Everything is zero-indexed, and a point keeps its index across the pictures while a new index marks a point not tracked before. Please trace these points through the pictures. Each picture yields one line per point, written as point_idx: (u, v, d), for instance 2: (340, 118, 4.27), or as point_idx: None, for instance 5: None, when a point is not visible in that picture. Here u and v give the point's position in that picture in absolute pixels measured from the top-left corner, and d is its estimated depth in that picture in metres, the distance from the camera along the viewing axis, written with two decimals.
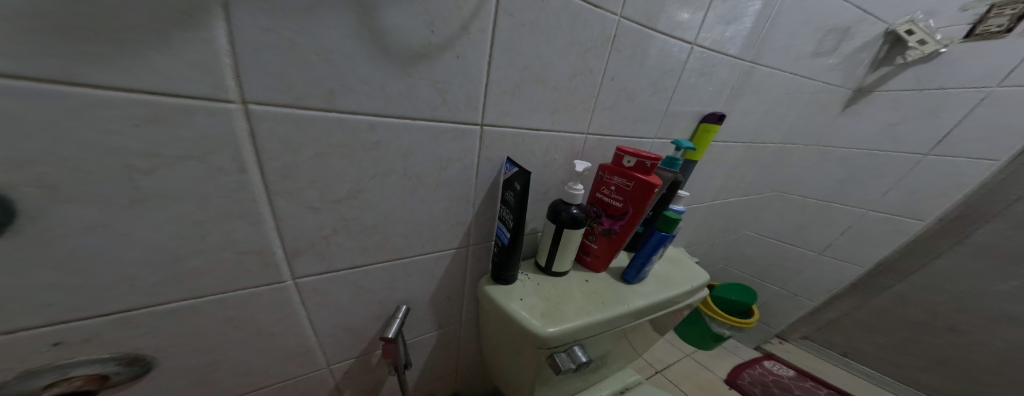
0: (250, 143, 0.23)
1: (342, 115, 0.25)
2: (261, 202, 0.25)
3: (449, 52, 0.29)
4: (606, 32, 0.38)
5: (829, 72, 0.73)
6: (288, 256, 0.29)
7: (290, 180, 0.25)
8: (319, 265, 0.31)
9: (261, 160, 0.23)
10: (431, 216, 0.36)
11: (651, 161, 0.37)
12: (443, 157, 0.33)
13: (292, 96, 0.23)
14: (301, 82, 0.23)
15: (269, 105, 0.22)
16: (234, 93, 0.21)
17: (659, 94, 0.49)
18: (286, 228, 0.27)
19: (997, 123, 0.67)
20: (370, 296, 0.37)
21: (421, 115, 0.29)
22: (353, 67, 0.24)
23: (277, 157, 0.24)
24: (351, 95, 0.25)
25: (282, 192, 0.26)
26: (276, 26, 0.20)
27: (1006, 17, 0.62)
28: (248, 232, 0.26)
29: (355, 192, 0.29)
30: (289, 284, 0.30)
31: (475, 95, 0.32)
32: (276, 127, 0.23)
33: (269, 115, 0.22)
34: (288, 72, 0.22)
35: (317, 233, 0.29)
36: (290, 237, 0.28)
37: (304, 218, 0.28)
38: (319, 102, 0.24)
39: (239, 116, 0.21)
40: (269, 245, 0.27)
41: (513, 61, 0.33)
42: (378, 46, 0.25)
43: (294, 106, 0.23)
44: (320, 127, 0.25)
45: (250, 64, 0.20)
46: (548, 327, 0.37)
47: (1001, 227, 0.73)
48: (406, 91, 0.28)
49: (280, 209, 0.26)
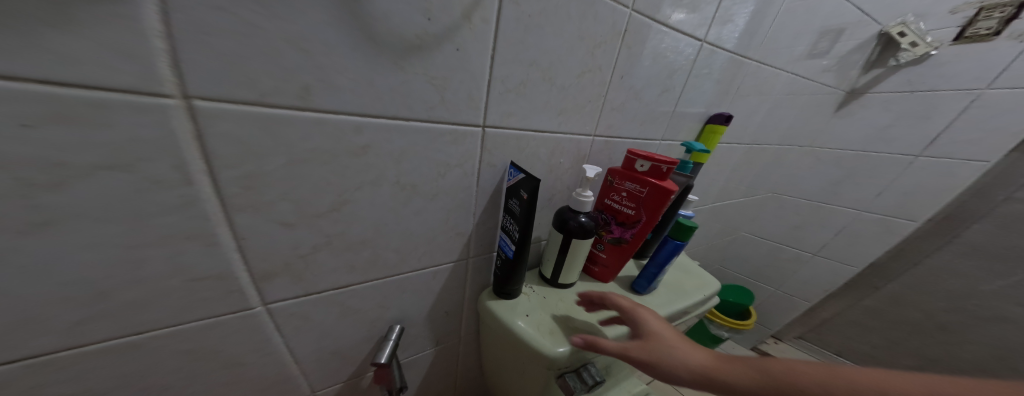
0: (199, 148, 0.18)
1: (319, 115, 0.21)
2: (219, 219, 0.21)
3: (447, 44, 0.25)
4: (616, 27, 0.35)
5: (822, 73, 0.72)
6: (258, 279, 0.24)
7: (255, 193, 0.21)
8: (297, 287, 0.27)
9: (214, 168, 0.19)
10: (428, 227, 0.32)
11: (666, 166, 0.34)
12: (441, 162, 0.30)
13: (251, 91, 0.19)
14: (265, 75, 0.19)
15: (220, 101, 0.18)
16: (173, 85, 0.17)
17: (667, 93, 0.47)
18: (253, 247, 0.23)
19: (988, 124, 0.68)
20: (359, 317, 0.33)
21: (416, 115, 0.26)
22: (332, 58, 0.20)
23: (236, 165, 0.20)
24: (331, 92, 0.21)
25: (245, 206, 0.21)
26: (231, 6, 0.16)
27: (995, 20, 0.63)
28: (204, 255, 0.21)
29: (339, 204, 0.25)
30: (260, 311, 0.26)
31: (477, 93, 0.29)
32: (232, 128, 0.19)
33: (222, 114, 0.18)
34: (247, 62, 0.18)
35: (293, 251, 0.25)
36: (258, 259, 0.24)
37: (275, 236, 0.24)
38: (288, 99, 0.20)
39: (181, 114, 0.17)
40: (232, 269, 0.23)
41: (519, 57, 0.30)
42: (364, 34, 0.21)
43: (255, 103, 0.19)
44: (291, 129, 0.21)
45: (193, 50, 0.16)
46: (555, 346, 0.34)
47: (987, 227, 0.74)
48: (398, 89, 0.24)
49: (243, 226, 0.22)
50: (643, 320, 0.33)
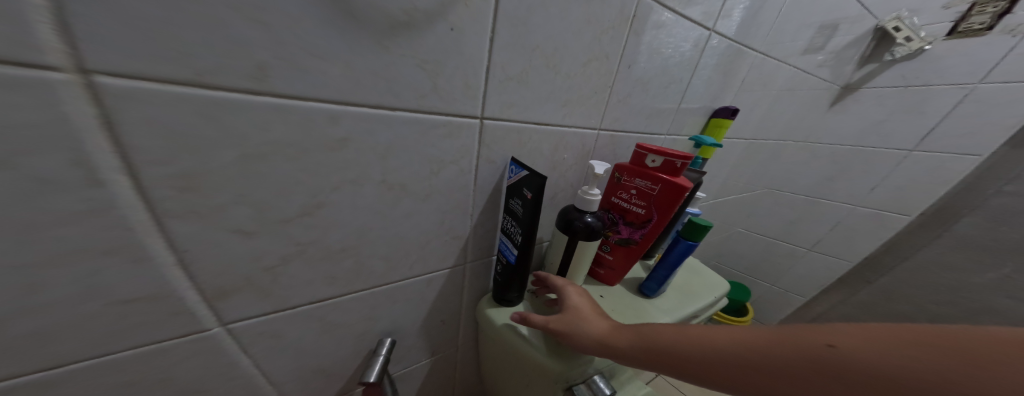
0: (108, 139, 0.15)
1: (278, 101, 0.18)
2: (149, 228, 0.17)
3: (440, 22, 0.22)
4: (625, 12, 0.32)
5: (817, 68, 0.71)
6: (212, 297, 0.21)
7: (201, 196, 0.18)
8: (263, 303, 0.23)
9: (136, 165, 0.16)
10: (420, 231, 0.29)
11: (680, 161, 0.32)
12: (434, 159, 0.26)
13: (179, 67, 0.15)
14: (200, 48, 0.15)
15: (134, 78, 0.14)
16: (61, 55, 0.13)
17: (674, 85, 0.45)
18: (203, 260, 0.19)
19: (981, 118, 0.68)
20: (344, 331, 0.30)
21: (403, 105, 0.22)
22: (293, 31, 0.17)
23: (165, 162, 0.16)
24: (292, 73, 0.17)
25: (184, 213, 0.18)
26: None
27: (987, 15, 0.63)
28: (132, 271, 0.18)
29: (312, 207, 0.22)
30: (219, 332, 0.22)
31: (475, 80, 0.25)
32: (154, 114, 0.15)
33: (138, 94, 0.14)
34: (173, 30, 0.14)
35: (254, 264, 0.21)
36: (208, 275, 0.20)
37: (230, 247, 0.20)
38: (234, 80, 0.16)
39: (76, 93, 0.13)
40: (173, 287, 0.19)
41: (522, 40, 0.27)
42: (338, 3, 0.17)
43: (188, 83, 0.15)
44: (239, 117, 0.17)
45: (90, 10, 0.12)
46: (562, 361, 0.32)
47: (979, 220, 0.67)
48: (382, 73, 0.20)
49: (184, 237, 0.18)
50: (566, 293, 0.33)
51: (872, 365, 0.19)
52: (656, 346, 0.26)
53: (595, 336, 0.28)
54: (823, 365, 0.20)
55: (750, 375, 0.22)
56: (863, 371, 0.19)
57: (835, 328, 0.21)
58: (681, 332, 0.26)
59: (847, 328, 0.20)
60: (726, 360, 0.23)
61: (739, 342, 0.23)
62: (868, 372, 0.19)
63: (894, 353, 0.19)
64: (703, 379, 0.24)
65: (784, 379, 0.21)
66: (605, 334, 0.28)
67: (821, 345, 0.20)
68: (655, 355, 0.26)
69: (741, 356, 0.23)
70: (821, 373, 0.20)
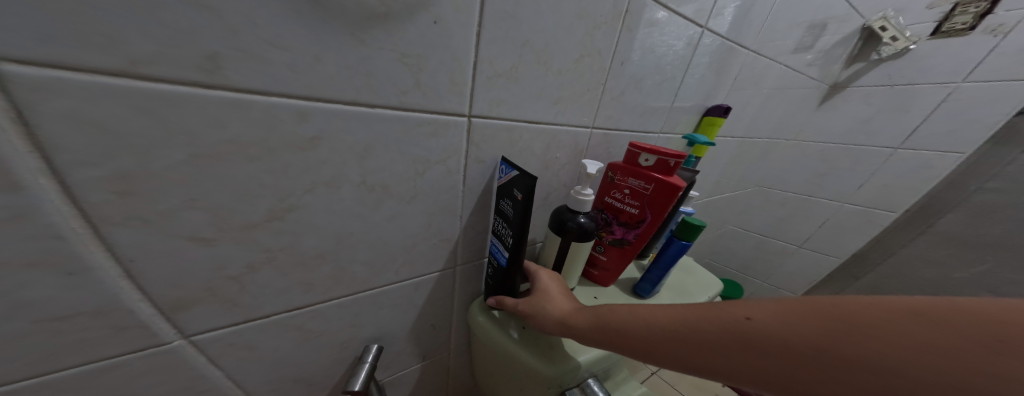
0: (23, 136, 0.13)
1: (234, 95, 0.16)
2: (85, 236, 0.16)
3: (421, 13, 0.21)
4: (618, 6, 0.32)
5: (806, 67, 0.72)
6: (168, 308, 0.19)
7: (148, 200, 0.16)
8: (230, 314, 0.22)
9: (61, 166, 0.14)
10: (406, 234, 0.28)
11: (674, 159, 0.31)
12: (419, 159, 0.25)
13: (106, 55, 0.13)
14: (135, 35, 0.13)
15: (51, 67, 0.12)
16: None
17: (667, 83, 0.44)
18: (156, 269, 0.18)
19: (964, 116, 0.69)
20: (325, 340, 0.28)
21: (382, 102, 0.21)
22: (250, 18, 0.15)
23: (98, 162, 0.14)
24: (249, 65, 0.16)
25: (128, 220, 0.16)
26: None
27: (969, 15, 0.64)
28: (70, 284, 0.16)
29: (282, 210, 0.21)
30: (180, 345, 0.21)
31: (461, 76, 0.24)
32: (77, 108, 0.13)
33: (57, 85, 0.13)
34: (98, 12, 0.12)
35: (217, 273, 0.20)
36: (161, 286, 0.19)
37: (186, 255, 0.19)
38: (176, 70, 0.14)
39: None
40: (120, 300, 0.18)
41: (511, 34, 0.26)
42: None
43: (121, 73, 0.14)
44: (185, 113, 0.15)
45: None
46: (553, 364, 0.31)
47: (959, 217, 0.74)
48: (357, 67, 0.19)
49: (128, 245, 0.17)
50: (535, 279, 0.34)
51: (779, 333, 0.20)
52: (607, 322, 0.27)
53: (557, 317, 0.29)
54: (741, 336, 0.21)
55: (684, 349, 0.23)
56: (775, 339, 0.20)
57: (752, 301, 0.22)
58: (628, 308, 0.27)
59: (765, 301, 0.21)
60: (663, 334, 0.24)
61: (675, 317, 0.24)
62: (778, 340, 0.20)
63: (798, 319, 0.20)
64: (646, 354, 0.25)
65: (712, 351, 0.22)
66: (566, 315, 0.29)
67: (738, 317, 0.22)
68: (604, 331, 0.27)
69: (676, 331, 0.24)
70: (739, 341, 0.21)
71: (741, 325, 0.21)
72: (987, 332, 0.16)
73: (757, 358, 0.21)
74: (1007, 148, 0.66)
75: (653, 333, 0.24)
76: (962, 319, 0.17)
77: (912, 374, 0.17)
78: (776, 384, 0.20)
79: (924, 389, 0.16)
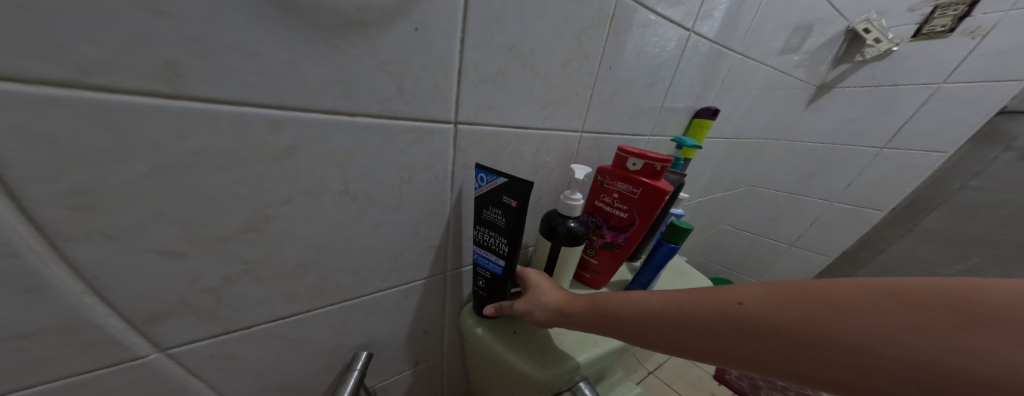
0: None
1: (200, 105, 0.16)
2: (45, 253, 0.15)
3: (401, 20, 0.20)
4: (603, 10, 0.32)
5: (794, 68, 0.73)
6: (143, 322, 0.19)
7: (112, 216, 0.16)
8: (207, 326, 0.21)
9: (16, 184, 0.14)
10: (392, 242, 0.28)
11: (661, 164, 0.31)
12: (403, 166, 0.25)
13: (58, 65, 0.13)
14: (89, 45, 0.13)
15: None
16: None
17: (656, 85, 0.45)
18: (125, 283, 0.18)
19: (945, 116, 0.70)
20: (312, 348, 0.28)
21: (361, 109, 0.21)
22: (218, 27, 0.15)
23: (57, 178, 0.14)
24: (215, 74, 0.15)
25: (91, 235, 0.16)
26: None
27: (949, 17, 0.66)
28: (32, 303, 0.16)
29: (260, 221, 0.20)
30: (156, 359, 0.20)
31: (445, 83, 0.24)
32: (27, 122, 0.13)
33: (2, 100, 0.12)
34: (44, 23, 0.12)
35: (192, 286, 0.20)
36: (131, 299, 0.18)
37: (157, 269, 0.18)
38: (135, 79, 0.14)
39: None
40: (89, 316, 0.17)
41: (495, 40, 0.26)
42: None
43: (73, 85, 0.13)
44: (148, 125, 0.15)
45: None
46: (545, 368, 0.31)
47: (944, 215, 0.75)
48: (334, 75, 0.19)
49: (95, 261, 0.16)
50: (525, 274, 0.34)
51: (771, 318, 0.21)
52: (604, 310, 0.28)
53: (553, 305, 0.30)
54: (734, 321, 0.22)
55: (678, 333, 0.24)
56: (765, 324, 0.21)
57: (747, 287, 0.22)
58: (624, 296, 0.28)
59: (754, 287, 0.22)
60: (657, 320, 0.25)
61: (669, 303, 0.25)
62: (768, 325, 0.21)
63: (791, 304, 0.21)
64: (641, 339, 0.26)
65: (703, 335, 0.23)
66: (563, 303, 0.30)
67: (732, 303, 0.22)
68: (601, 318, 0.28)
69: (671, 316, 0.24)
70: (732, 325, 0.22)
71: (734, 310, 0.22)
72: (963, 313, 0.17)
73: (748, 341, 0.21)
74: (989, 146, 0.68)
75: (648, 318, 0.25)
76: (945, 301, 0.18)
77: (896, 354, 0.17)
78: (763, 365, 0.21)
79: (902, 366, 0.17)
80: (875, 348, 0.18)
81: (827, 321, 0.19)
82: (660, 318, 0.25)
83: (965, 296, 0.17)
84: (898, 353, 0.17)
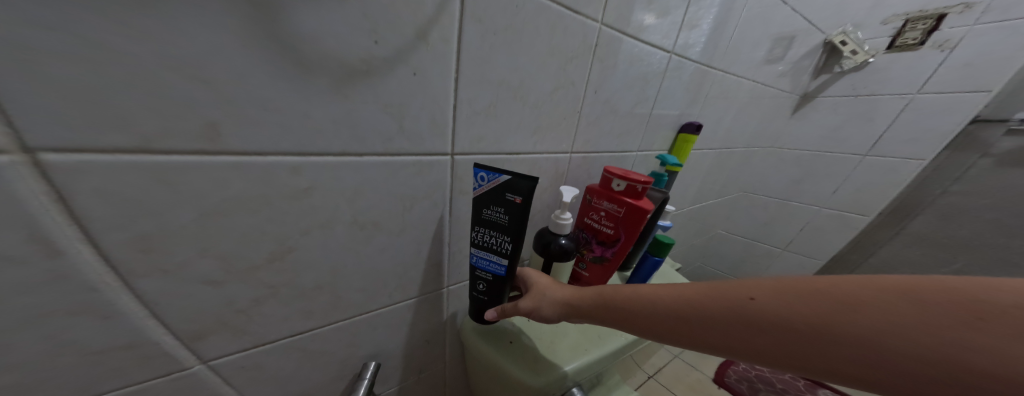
0: (62, 212, 0.15)
1: (237, 159, 0.18)
2: (114, 286, 0.18)
3: (401, 68, 0.23)
4: (587, 40, 0.34)
5: (779, 78, 0.76)
6: (187, 340, 0.21)
7: (161, 255, 0.18)
8: (240, 341, 0.24)
9: (92, 233, 0.16)
10: (397, 263, 0.30)
11: (642, 185, 0.33)
12: (406, 196, 0.27)
13: (128, 135, 0.15)
14: (149, 117, 0.15)
15: (82, 152, 0.15)
16: (4, 138, 0.13)
17: (641, 104, 0.47)
18: (172, 310, 0.20)
19: (923, 124, 0.74)
20: (328, 361, 0.30)
21: (371, 149, 0.23)
22: (249, 91, 0.17)
23: (124, 226, 0.17)
24: (247, 130, 0.18)
25: (147, 270, 0.18)
26: (101, 41, 0.14)
27: (919, 31, 0.69)
28: (101, 327, 0.18)
29: (282, 252, 0.23)
30: (200, 369, 0.23)
31: (443, 119, 0.27)
32: (104, 185, 0.15)
33: (85, 169, 0.15)
34: (119, 103, 0.15)
35: (227, 308, 0.22)
36: (179, 319, 0.20)
37: (196, 297, 0.20)
38: (186, 140, 0.17)
39: (24, 175, 0.14)
40: (145, 336, 0.20)
41: (487, 76, 0.28)
42: (290, 59, 0.18)
43: (139, 150, 0.16)
44: (194, 178, 0.17)
45: (30, 96, 0.13)
46: (538, 375, 0.32)
47: (929, 218, 0.77)
48: (343, 121, 0.21)
49: (151, 292, 0.19)
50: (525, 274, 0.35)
51: (780, 311, 0.22)
52: (619, 308, 0.29)
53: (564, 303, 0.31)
54: (745, 314, 0.23)
55: (691, 328, 0.25)
56: (775, 318, 0.22)
57: (758, 283, 0.24)
58: (631, 290, 0.29)
59: (764, 281, 0.24)
60: (673, 316, 0.26)
61: (683, 299, 0.26)
62: (777, 318, 0.22)
63: (800, 299, 0.22)
64: (655, 334, 0.27)
65: (714, 328, 0.24)
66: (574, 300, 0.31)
67: (744, 298, 0.24)
68: (617, 315, 0.29)
69: (685, 312, 0.26)
70: (742, 318, 0.23)
71: (746, 304, 0.24)
72: (969, 311, 0.19)
73: (757, 333, 0.23)
74: (964, 153, 0.71)
75: (663, 315, 0.26)
76: (949, 298, 0.19)
77: (899, 346, 0.19)
78: (769, 356, 0.23)
79: (900, 356, 0.19)
80: (884, 342, 0.19)
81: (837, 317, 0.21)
82: (676, 313, 0.26)
83: (969, 294, 0.19)
84: (899, 344, 0.19)
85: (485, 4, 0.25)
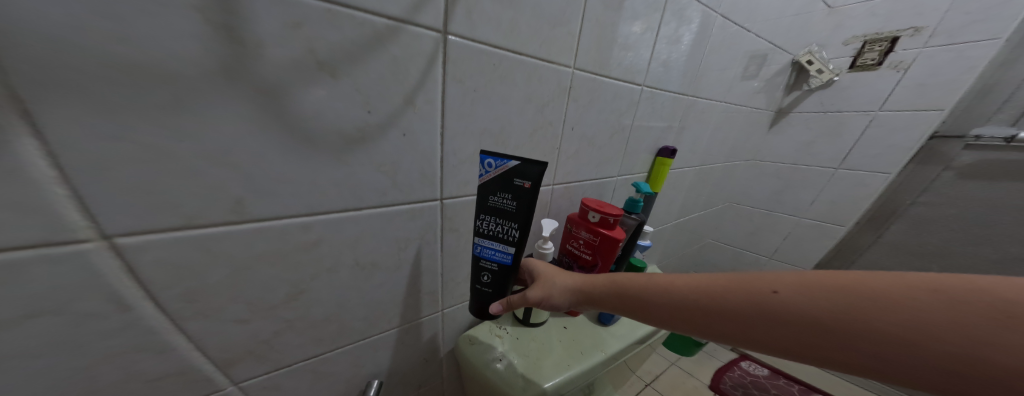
0: (129, 278, 0.19)
1: (262, 223, 0.22)
2: (168, 328, 0.21)
3: (392, 130, 0.27)
4: (561, 84, 0.38)
5: (754, 94, 0.82)
6: (221, 367, 0.24)
7: (201, 303, 0.22)
8: (264, 365, 0.26)
9: (150, 291, 0.20)
10: (396, 294, 0.33)
11: (614, 217, 0.37)
12: (401, 238, 0.30)
13: (181, 215, 0.19)
14: (196, 197, 0.19)
15: (146, 232, 0.18)
16: (88, 229, 0.17)
17: (618, 134, 0.51)
18: (209, 345, 0.23)
19: (886, 140, 0.78)
20: (338, 384, 0.32)
21: (372, 200, 0.27)
22: (272, 166, 0.21)
23: (172, 285, 0.20)
24: (271, 198, 0.22)
25: (191, 315, 0.22)
26: (165, 145, 0.18)
27: (876, 52, 0.75)
28: (156, 363, 0.21)
29: (296, 293, 0.26)
30: (232, 390, 0.26)
31: (431, 169, 0.30)
32: (162, 255, 0.19)
33: (148, 245, 0.19)
34: (176, 189, 0.19)
35: (252, 340, 0.25)
36: (217, 351, 0.24)
37: (227, 334, 0.24)
38: (222, 211, 0.20)
39: (104, 254, 0.18)
40: (187, 368, 0.23)
41: (469, 127, 0.32)
42: (300, 137, 0.22)
43: (188, 225, 0.20)
44: (228, 243, 0.21)
45: (111, 196, 0.17)
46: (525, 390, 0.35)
47: (902, 227, 0.82)
48: (344, 181, 0.25)
49: (195, 331, 0.22)
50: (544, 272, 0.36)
51: (798, 305, 0.24)
52: (646, 302, 0.30)
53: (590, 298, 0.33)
54: (765, 306, 0.25)
55: (710, 317, 0.27)
56: (799, 310, 0.24)
57: (781, 277, 0.25)
58: (648, 280, 0.31)
59: (787, 277, 0.25)
60: (695, 309, 0.28)
61: (707, 293, 0.27)
62: (797, 311, 0.24)
63: (824, 294, 0.23)
64: (678, 325, 0.29)
65: (733, 319, 0.26)
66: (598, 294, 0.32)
67: (766, 292, 0.25)
68: (642, 309, 0.30)
69: (708, 304, 0.27)
70: (762, 310, 0.25)
71: (769, 297, 0.25)
72: (990, 312, 0.20)
73: (775, 324, 0.25)
74: (931, 166, 0.75)
75: (688, 307, 0.28)
76: (969, 297, 0.20)
77: (908, 340, 0.21)
78: (781, 344, 0.25)
79: (909, 348, 0.21)
80: (903, 336, 0.21)
81: (858, 313, 0.22)
82: (700, 306, 0.27)
83: (992, 294, 0.20)
84: (913, 338, 0.21)
85: (464, 67, 0.29)
